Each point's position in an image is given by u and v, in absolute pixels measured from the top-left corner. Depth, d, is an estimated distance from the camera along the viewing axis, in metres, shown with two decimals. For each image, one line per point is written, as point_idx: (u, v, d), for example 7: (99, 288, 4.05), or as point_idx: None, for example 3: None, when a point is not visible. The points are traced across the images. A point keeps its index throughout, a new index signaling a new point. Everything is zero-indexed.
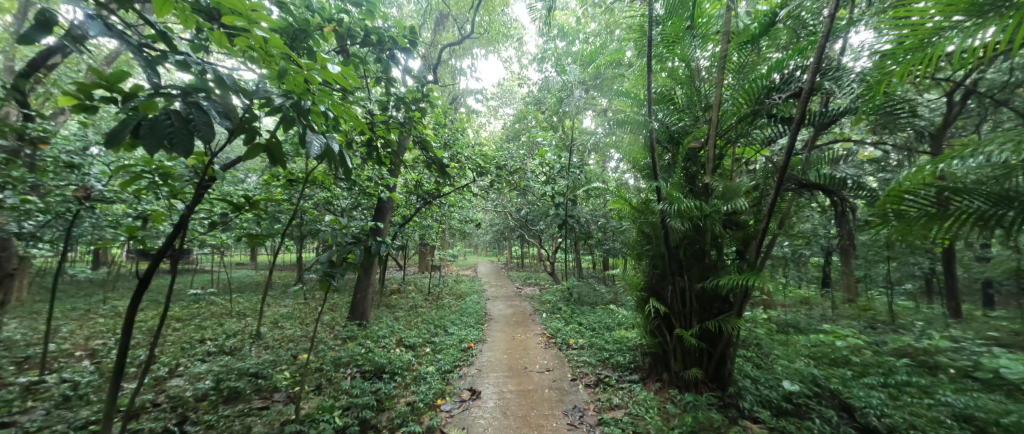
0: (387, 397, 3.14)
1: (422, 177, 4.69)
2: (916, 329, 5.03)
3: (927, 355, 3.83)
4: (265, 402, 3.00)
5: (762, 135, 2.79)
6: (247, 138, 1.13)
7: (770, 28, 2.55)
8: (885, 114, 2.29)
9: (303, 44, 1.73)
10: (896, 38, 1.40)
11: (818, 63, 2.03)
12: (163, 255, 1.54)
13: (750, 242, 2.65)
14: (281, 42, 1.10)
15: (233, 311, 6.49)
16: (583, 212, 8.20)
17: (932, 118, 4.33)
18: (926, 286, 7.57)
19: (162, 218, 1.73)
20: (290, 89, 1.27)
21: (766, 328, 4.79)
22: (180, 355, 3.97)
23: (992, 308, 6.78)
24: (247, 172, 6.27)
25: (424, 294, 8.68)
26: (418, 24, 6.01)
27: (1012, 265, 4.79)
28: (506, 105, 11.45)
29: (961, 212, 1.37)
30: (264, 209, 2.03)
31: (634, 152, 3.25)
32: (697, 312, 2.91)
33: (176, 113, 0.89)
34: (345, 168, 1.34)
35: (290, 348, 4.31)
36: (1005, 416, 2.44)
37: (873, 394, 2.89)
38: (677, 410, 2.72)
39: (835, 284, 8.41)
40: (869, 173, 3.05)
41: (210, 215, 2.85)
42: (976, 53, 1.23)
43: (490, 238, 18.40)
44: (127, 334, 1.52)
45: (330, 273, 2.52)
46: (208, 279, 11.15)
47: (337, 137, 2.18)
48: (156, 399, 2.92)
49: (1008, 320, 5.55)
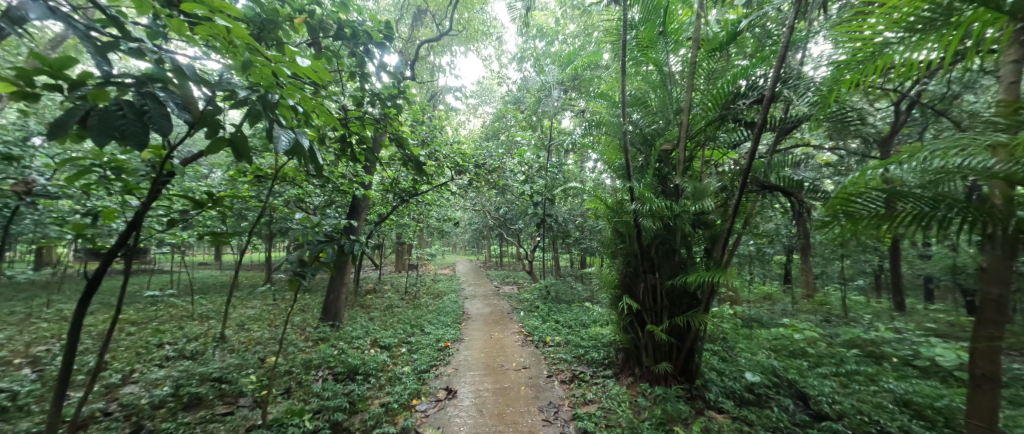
0: (360, 398, 3.08)
1: (400, 175, 4.62)
2: (865, 322, 5.41)
3: (874, 345, 4.14)
4: (229, 408, 2.87)
5: (728, 139, 2.94)
6: (209, 131, 1.05)
7: (737, 36, 2.69)
8: (838, 121, 2.44)
9: (272, 35, 1.68)
10: (849, 50, 1.49)
11: (778, 71, 2.13)
12: (116, 254, 1.43)
13: (716, 241, 2.78)
14: (246, 32, 1.07)
15: (195, 313, 6.16)
16: (560, 212, 8.30)
17: (880, 125, 4.70)
18: (876, 282, 8.18)
19: (116, 215, 1.61)
20: (256, 81, 1.23)
21: (732, 323, 5.02)
22: (135, 361, 3.74)
23: (932, 302, 7.40)
24: (211, 168, 5.96)
25: (401, 294, 8.53)
26: (396, 18, 5.94)
27: (948, 262, 5.23)
28: (486, 103, 11.45)
29: (907, 213, 1.43)
30: (229, 206, 1.93)
31: (610, 152, 3.32)
32: (667, 308, 3.01)
33: (130, 105, 0.83)
34: (316, 165, 1.28)
35: (257, 351, 4.14)
36: (938, 400, 2.70)
37: (826, 383, 3.12)
38: (648, 403, 2.81)
39: (796, 280, 8.94)
40: (827, 177, 3.26)
41: (169, 211, 2.69)
42: (918, 66, 1.32)
43: (469, 237, 18.30)
44: (74, 339, 1.40)
45: (301, 273, 2.44)
46: (167, 279, 10.50)
47: (309, 132, 2.11)
48: (107, 408, 2.74)
49: (944, 312, 6.07)
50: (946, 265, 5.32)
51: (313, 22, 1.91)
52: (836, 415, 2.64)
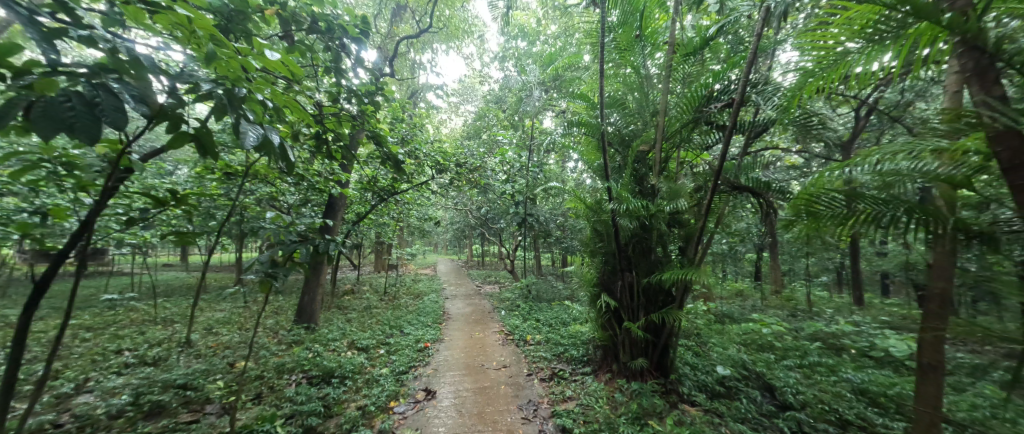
0: (335, 402, 3.01)
1: (378, 173, 4.52)
2: (827, 316, 5.72)
3: (834, 338, 4.38)
4: (194, 416, 2.75)
5: (702, 141, 3.03)
6: (170, 125, 0.99)
7: (710, 42, 2.78)
8: (801, 125, 2.57)
9: (241, 26, 1.60)
10: (813, 58, 1.55)
11: (747, 76, 2.21)
12: (68, 256, 1.34)
13: (690, 240, 2.87)
14: (210, 22, 1.03)
15: (158, 317, 5.85)
16: (542, 211, 8.37)
17: (842, 130, 4.97)
18: (838, 278, 8.66)
19: (68, 214, 1.50)
20: (223, 74, 1.18)
21: (705, 319, 5.20)
22: (90, 369, 3.51)
23: (888, 296, 7.90)
24: (177, 164, 5.67)
25: (379, 294, 8.38)
26: (375, 13, 5.82)
27: (901, 259, 5.60)
28: (468, 102, 11.40)
29: (863, 212, 1.51)
30: (195, 205, 1.84)
31: (589, 153, 3.38)
32: (644, 305, 3.09)
33: (80, 96, 0.78)
34: (288, 161, 1.23)
35: (225, 356, 3.97)
36: (891, 388, 2.89)
37: (791, 374, 3.28)
38: (624, 398, 2.88)
39: (765, 277, 9.35)
40: (794, 178, 3.42)
41: (127, 209, 2.53)
42: (875, 75, 1.39)
43: (450, 237, 18.16)
44: (19, 347, 1.30)
45: (273, 274, 2.35)
46: (126, 282, 9.90)
47: (282, 129, 2.04)
48: (58, 419, 2.56)
49: (898, 306, 6.48)
50: (900, 262, 5.68)
51: (285, 14, 1.84)
52: (799, 405, 2.78)
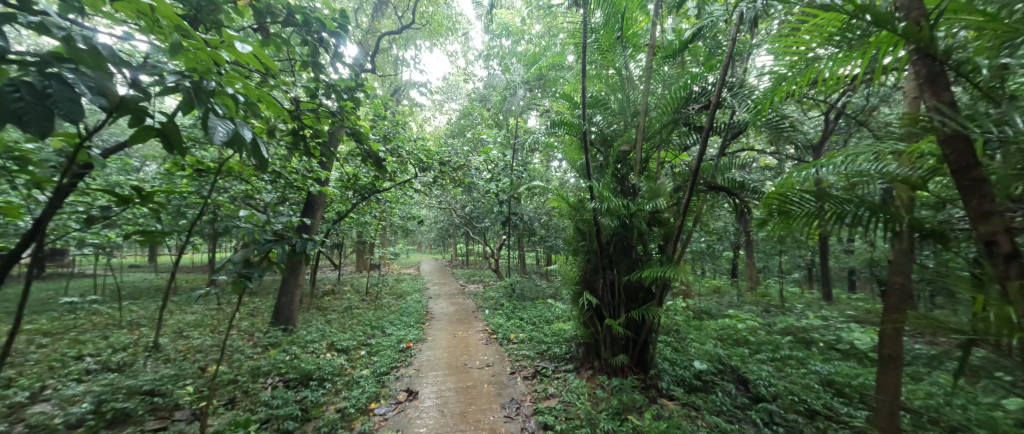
0: (314, 405, 2.95)
1: (359, 171, 4.43)
2: (798, 311, 5.96)
3: (804, 332, 4.58)
4: (162, 423, 2.63)
5: (681, 142, 3.09)
6: (132, 119, 0.93)
7: (688, 45, 2.85)
8: (774, 128, 2.66)
9: (212, 17, 1.54)
10: (785, 63, 1.61)
11: (724, 78, 2.27)
12: (19, 258, 1.26)
13: (669, 238, 2.92)
14: (174, 10, 0.98)
15: (124, 320, 5.57)
16: (526, 210, 8.40)
17: (813, 132, 5.18)
18: (809, 275, 9.02)
19: (19, 212, 1.41)
20: (190, 67, 1.12)
21: (684, 315, 5.34)
22: (47, 376, 3.32)
23: (855, 292, 8.29)
24: (144, 161, 5.41)
25: (361, 295, 8.23)
26: (355, 7, 5.69)
27: (866, 256, 5.89)
28: (452, 100, 11.31)
29: (832, 212, 1.54)
30: (162, 203, 1.76)
31: (571, 152, 3.46)
32: (624, 302, 3.14)
33: (29, 86, 0.73)
34: (261, 158, 1.18)
35: (197, 360, 3.82)
36: (854, 379, 3.05)
37: (764, 367, 3.41)
38: (605, 394, 2.92)
39: (741, 274, 9.66)
40: (768, 178, 3.54)
41: (86, 206, 2.40)
42: (842, 80, 1.45)
43: (433, 236, 17.99)
44: None
45: (246, 274, 2.27)
46: (88, 284, 9.37)
47: (255, 124, 1.97)
48: (10, 430, 2.41)
49: (863, 302, 6.81)
50: (866, 259, 5.97)
51: (260, 6, 1.77)
52: (771, 397, 2.89)
